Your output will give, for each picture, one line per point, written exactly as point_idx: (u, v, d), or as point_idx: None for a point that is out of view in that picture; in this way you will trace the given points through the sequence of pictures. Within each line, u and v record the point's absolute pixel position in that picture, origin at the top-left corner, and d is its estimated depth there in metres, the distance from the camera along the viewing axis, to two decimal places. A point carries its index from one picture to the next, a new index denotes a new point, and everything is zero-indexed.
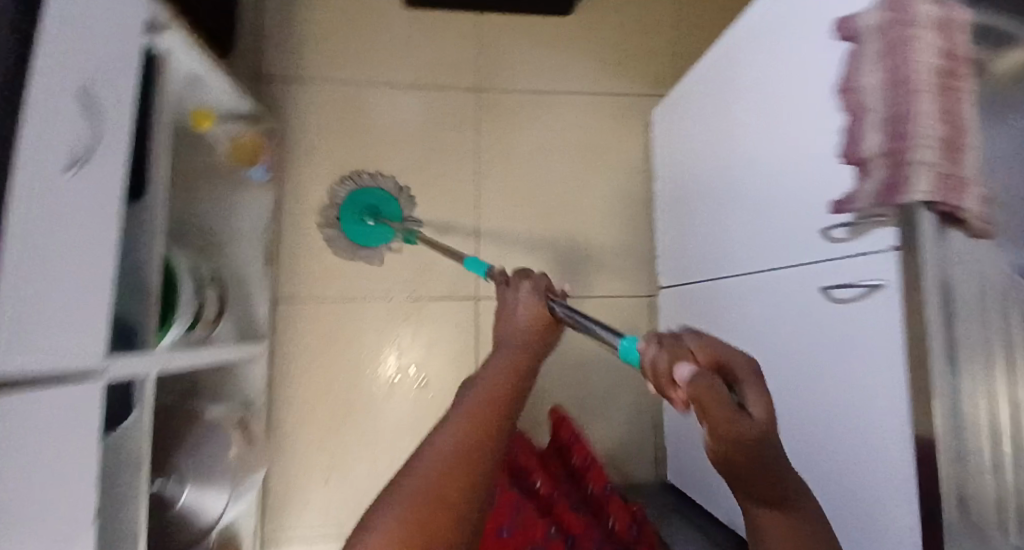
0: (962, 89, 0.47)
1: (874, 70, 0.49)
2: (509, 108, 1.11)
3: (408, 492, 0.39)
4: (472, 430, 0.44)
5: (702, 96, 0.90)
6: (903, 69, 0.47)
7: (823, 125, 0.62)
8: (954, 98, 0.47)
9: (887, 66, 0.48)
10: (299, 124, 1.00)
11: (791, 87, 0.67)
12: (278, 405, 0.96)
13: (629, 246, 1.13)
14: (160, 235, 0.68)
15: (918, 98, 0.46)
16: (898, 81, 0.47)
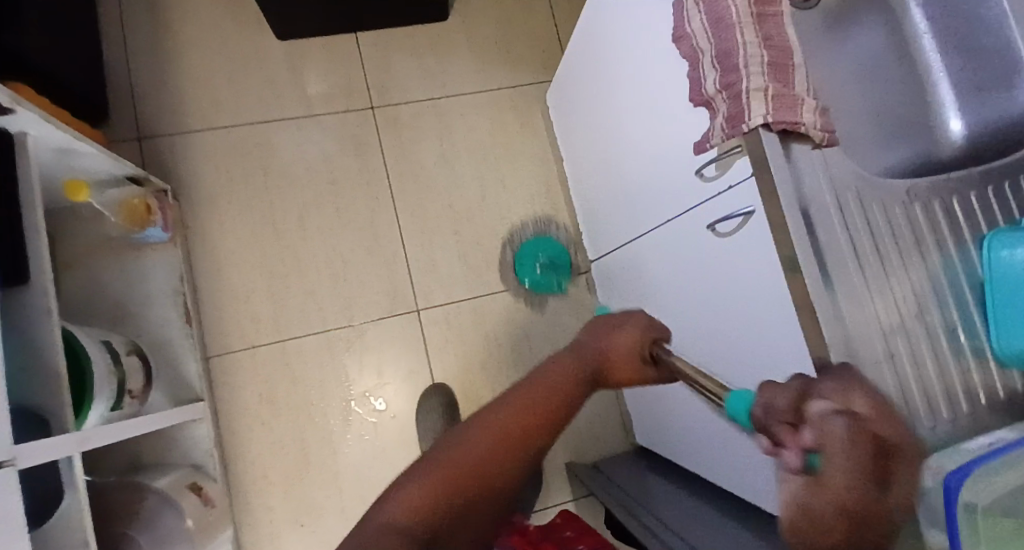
0: (780, 16, 0.49)
1: (697, 15, 0.50)
2: (408, 120, 1.12)
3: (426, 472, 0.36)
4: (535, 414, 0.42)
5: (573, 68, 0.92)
6: (720, 8, 0.48)
7: (665, 72, 0.62)
8: (774, 25, 0.48)
9: (706, 8, 0.49)
10: (199, 180, 1.01)
11: (630, 43, 0.67)
12: (232, 459, 0.95)
13: (555, 228, 1.14)
14: (51, 318, 0.62)
15: (736, 31, 0.47)
16: (719, 18, 0.48)
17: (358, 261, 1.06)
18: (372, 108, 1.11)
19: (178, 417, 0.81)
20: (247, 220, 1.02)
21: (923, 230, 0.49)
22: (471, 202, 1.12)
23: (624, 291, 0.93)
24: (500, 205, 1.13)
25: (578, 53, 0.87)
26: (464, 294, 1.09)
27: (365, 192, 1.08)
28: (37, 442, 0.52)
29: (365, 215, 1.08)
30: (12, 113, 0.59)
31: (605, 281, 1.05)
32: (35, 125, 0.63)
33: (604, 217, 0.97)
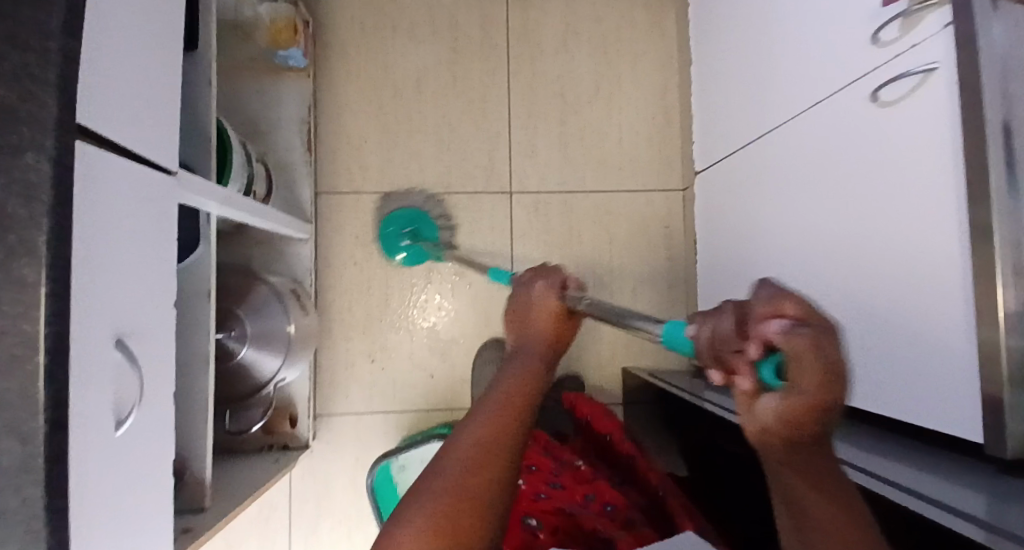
0: None
1: None
2: (536, 1, 1.10)
3: (436, 488, 0.37)
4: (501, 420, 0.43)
5: None
6: None
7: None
8: None
9: None
10: (332, 25, 1.06)
11: None
12: (324, 288, 1.03)
13: (661, 138, 1.11)
14: (211, 89, 0.68)
15: None
16: None
17: (464, 132, 1.08)
18: None
19: (284, 224, 0.88)
20: (366, 71, 1.06)
21: None
22: (582, 96, 1.10)
23: (732, 201, 0.90)
24: (610, 105, 1.11)
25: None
26: (557, 186, 1.09)
27: (481, 67, 1.09)
28: (192, 176, 0.61)
29: (476, 88, 1.09)
30: None
31: (705, 198, 1.01)
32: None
33: (724, 122, 0.92)
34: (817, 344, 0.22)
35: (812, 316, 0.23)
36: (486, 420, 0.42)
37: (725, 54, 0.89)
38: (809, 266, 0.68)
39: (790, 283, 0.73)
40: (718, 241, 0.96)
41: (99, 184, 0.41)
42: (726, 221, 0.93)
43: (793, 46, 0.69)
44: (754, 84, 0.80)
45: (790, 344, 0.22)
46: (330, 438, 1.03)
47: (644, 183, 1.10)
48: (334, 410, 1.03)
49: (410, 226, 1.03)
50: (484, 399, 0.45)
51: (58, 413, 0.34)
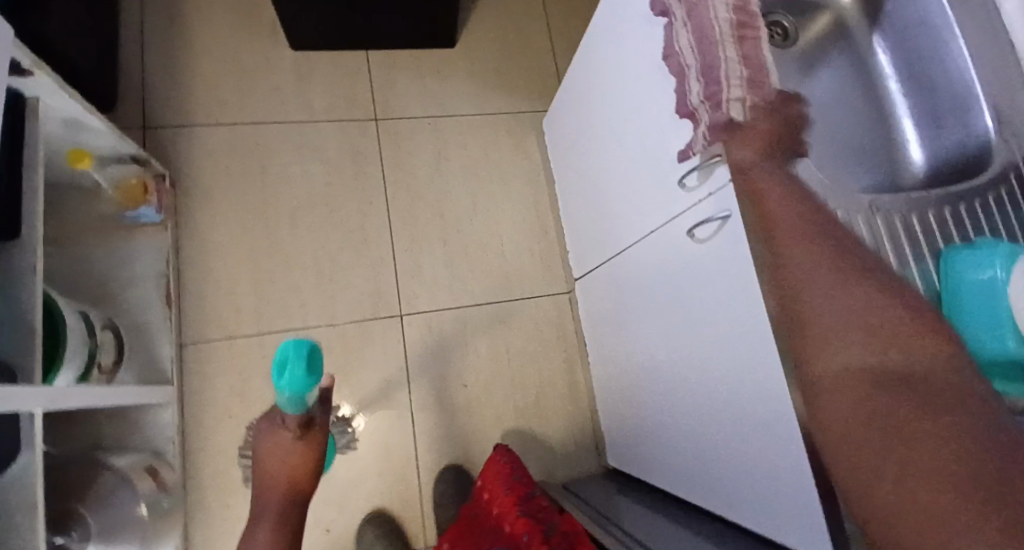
0: (757, 36, 0.50)
1: (684, 33, 0.53)
2: (405, 132, 1.16)
3: None
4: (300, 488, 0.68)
5: (568, 94, 0.97)
6: (705, 26, 0.50)
7: (652, 86, 0.65)
8: (752, 44, 0.50)
9: (693, 27, 0.52)
10: (192, 170, 1.03)
11: (620, 68, 0.73)
12: (193, 451, 0.92)
13: (540, 247, 1.18)
14: (33, 275, 0.61)
15: (720, 48, 0.49)
16: (703, 34, 0.50)
17: (344, 261, 1.07)
18: (374, 118, 1.15)
19: (138, 395, 0.79)
20: (233, 212, 1.03)
21: (897, 238, 0.53)
22: (461, 215, 1.15)
23: (607, 306, 0.95)
24: (488, 221, 1.16)
25: (575, 82, 0.93)
26: (447, 304, 1.10)
27: (356, 196, 1.10)
28: (4, 385, 0.52)
29: (353, 217, 1.09)
30: (29, 76, 0.63)
31: (587, 303, 1.06)
32: (49, 92, 0.67)
33: (589, 237, 0.99)
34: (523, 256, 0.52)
35: None
36: None
37: (580, 176, 0.97)
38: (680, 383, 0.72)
39: (665, 389, 0.77)
40: (602, 345, 1.01)
41: None
42: (606, 324, 0.98)
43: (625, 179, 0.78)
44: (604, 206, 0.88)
45: None
46: None
47: (531, 291, 1.15)
48: None
49: None
50: None
51: None
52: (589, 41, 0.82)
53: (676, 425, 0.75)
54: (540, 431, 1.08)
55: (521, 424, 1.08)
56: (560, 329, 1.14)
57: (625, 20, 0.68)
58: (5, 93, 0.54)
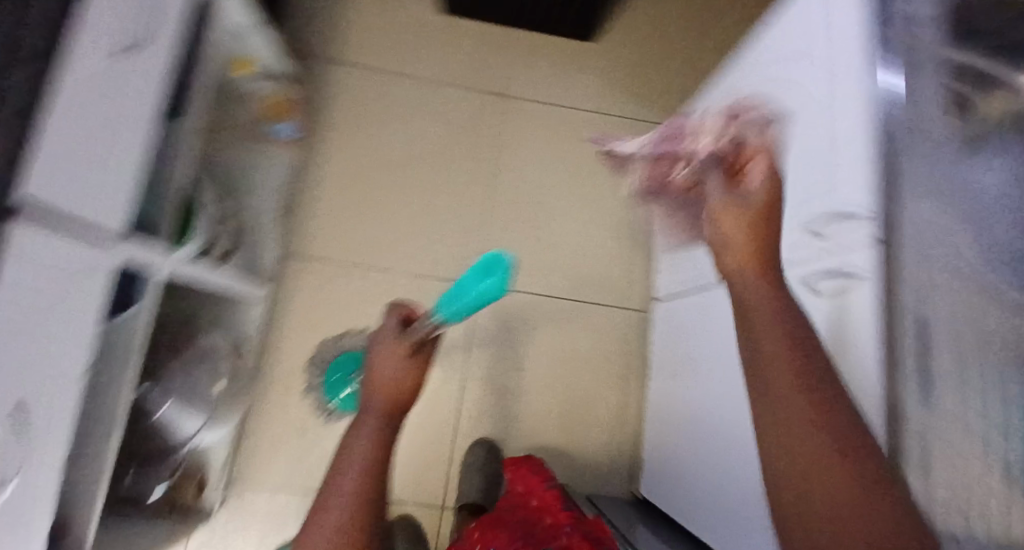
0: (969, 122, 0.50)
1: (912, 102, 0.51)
2: (527, 114, 1.18)
3: None
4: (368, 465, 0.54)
5: (706, 110, 0.92)
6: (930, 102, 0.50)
7: (804, 89, 0.58)
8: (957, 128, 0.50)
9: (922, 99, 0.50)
10: (331, 101, 1.11)
11: (773, 87, 0.65)
12: (267, 351, 1.01)
13: (627, 259, 1.16)
14: (183, 156, 0.69)
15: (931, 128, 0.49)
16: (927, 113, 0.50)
17: (439, 220, 1.11)
18: (498, 94, 1.18)
19: (235, 283, 0.87)
20: (355, 148, 1.10)
21: None
22: (559, 206, 1.16)
23: (683, 335, 0.91)
24: (584, 220, 1.16)
25: (723, 89, 0.84)
26: (520, 289, 1.11)
27: (466, 162, 1.14)
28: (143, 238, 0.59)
29: (458, 182, 1.13)
30: None
31: (669, 314, 1.00)
32: None
33: (690, 247, 0.93)
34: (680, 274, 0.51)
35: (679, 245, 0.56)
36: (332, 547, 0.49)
37: None
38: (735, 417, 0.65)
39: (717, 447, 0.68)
40: (668, 361, 0.95)
41: (13, 261, 0.41)
42: (677, 354, 0.93)
43: None
44: (712, 233, 0.82)
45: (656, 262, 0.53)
46: (236, 515, 0.97)
47: (606, 299, 1.13)
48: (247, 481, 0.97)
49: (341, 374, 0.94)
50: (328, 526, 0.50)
51: None
52: (747, 56, 0.75)
53: (717, 480, 0.67)
54: (577, 437, 1.07)
55: (561, 424, 1.07)
56: (624, 345, 1.12)
57: (798, 37, 0.61)
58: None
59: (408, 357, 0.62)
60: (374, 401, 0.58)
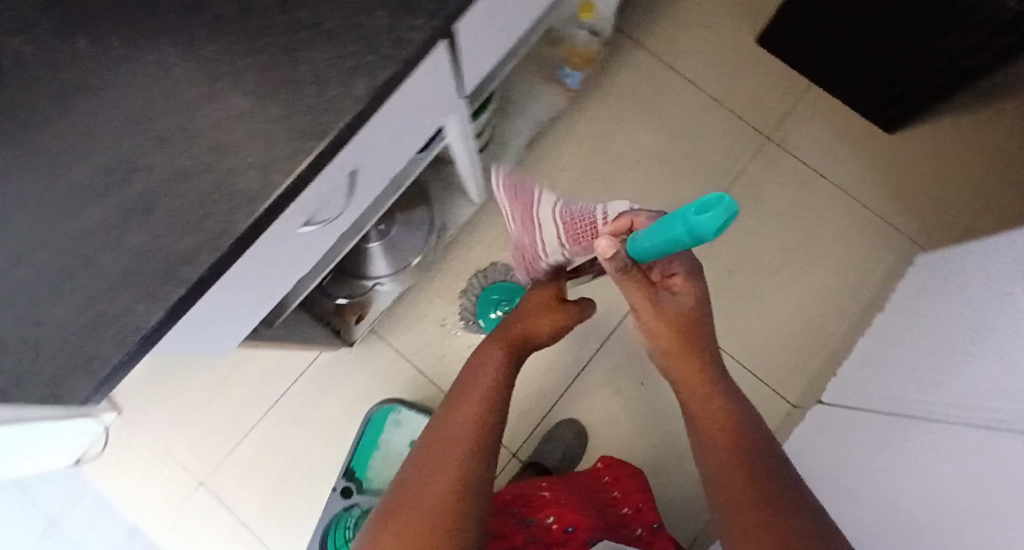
0: None
1: None
2: (781, 165, 1.14)
3: (403, 490, 0.51)
4: (446, 462, 0.52)
5: (993, 251, 0.83)
6: None
7: None
8: None
9: None
10: (614, 70, 1.17)
11: None
12: (455, 246, 1.15)
13: (800, 347, 1.09)
14: (513, 59, 0.79)
15: None
16: None
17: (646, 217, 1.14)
18: (766, 137, 1.15)
19: (474, 176, 0.98)
20: (610, 120, 1.16)
21: None
22: (764, 262, 1.12)
23: (847, 450, 0.85)
24: (780, 287, 1.11)
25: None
26: None
27: (698, 180, 1.15)
28: (464, 102, 0.71)
29: (682, 193, 1.15)
30: None
31: (842, 414, 0.94)
32: None
33: (908, 364, 0.86)
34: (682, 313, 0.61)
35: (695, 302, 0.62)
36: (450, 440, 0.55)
37: (934, 329, 0.85)
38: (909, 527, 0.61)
39: None
40: (829, 458, 0.89)
41: (429, 69, 0.52)
42: (833, 464, 0.87)
43: (989, 357, 0.65)
44: (939, 368, 0.76)
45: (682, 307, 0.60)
46: (365, 355, 1.12)
47: (759, 370, 1.09)
48: (387, 334, 1.13)
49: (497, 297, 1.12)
50: (438, 427, 0.58)
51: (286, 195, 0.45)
52: None
53: None
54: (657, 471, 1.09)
55: (642, 445, 1.10)
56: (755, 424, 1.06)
57: None
58: None
59: (501, 385, 0.62)
60: (465, 409, 0.58)
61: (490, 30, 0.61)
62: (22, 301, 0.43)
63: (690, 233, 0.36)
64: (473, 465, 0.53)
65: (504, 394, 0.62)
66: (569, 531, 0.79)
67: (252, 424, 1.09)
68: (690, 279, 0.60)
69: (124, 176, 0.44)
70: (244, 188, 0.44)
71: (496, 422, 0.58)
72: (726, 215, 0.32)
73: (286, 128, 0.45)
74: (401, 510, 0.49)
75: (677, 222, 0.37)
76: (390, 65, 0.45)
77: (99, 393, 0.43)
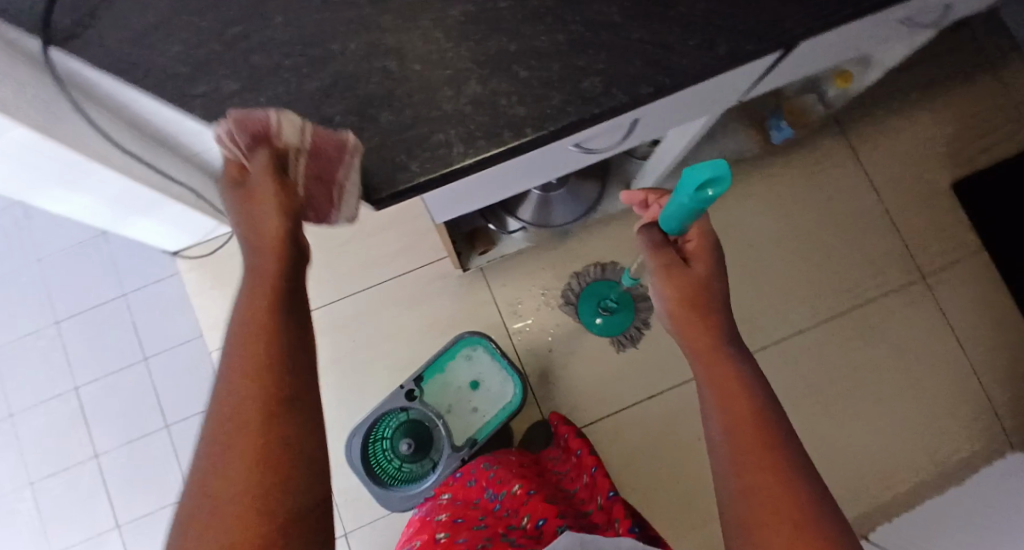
0: None
1: None
2: (919, 304, 1.14)
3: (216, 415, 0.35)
4: (243, 416, 0.35)
5: None
6: None
7: None
8: None
9: None
10: (807, 147, 1.19)
11: None
12: (590, 231, 1.17)
13: (866, 478, 1.08)
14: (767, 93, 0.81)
15: None
16: None
17: (774, 291, 1.15)
18: (919, 274, 1.15)
19: (652, 178, 1.01)
20: (783, 189, 1.18)
21: None
22: (862, 384, 1.12)
23: None
24: (869, 416, 1.11)
25: None
26: None
27: (837, 280, 1.15)
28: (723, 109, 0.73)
29: (818, 285, 1.15)
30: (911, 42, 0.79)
31: None
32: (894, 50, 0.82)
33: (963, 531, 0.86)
34: (699, 279, 0.48)
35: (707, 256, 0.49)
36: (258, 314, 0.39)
37: (1001, 506, 0.86)
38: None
39: None
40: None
41: (759, 64, 0.55)
42: None
43: None
44: (997, 534, 0.78)
45: (699, 274, 0.48)
46: (467, 286, 1.16)
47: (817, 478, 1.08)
48: (493, 278, 1.16)
49: (603, 295, 1.14)
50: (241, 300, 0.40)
51: (619, 108, 0.47)
52: None
53: None
54: (677, 527, 1.08)
55: (672, 492, 1.10)
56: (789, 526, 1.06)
57: None
58: (915, 31, 0.71)
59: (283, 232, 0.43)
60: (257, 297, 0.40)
61: (801, 61, 0.63)
62: (360, 93, 0.46)
63: (690, 200, 0.40)
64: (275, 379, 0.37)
65: (291, 285, 0.43)
66: (542, 525, 0.62)
67: (346, 294, 1.15)
68: (708, 250, 0.49)
69: (492, 32, 0.47)
70: (586, 88, 0.46)
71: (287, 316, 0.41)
72: (713, 176, 0.38)
73: (644, 52, 0.47)
74: (209, 454, 0.34)
75: (679, 196, 0.40)
76: (756, 44, 0.47)
77: (387, 199, 0.46)
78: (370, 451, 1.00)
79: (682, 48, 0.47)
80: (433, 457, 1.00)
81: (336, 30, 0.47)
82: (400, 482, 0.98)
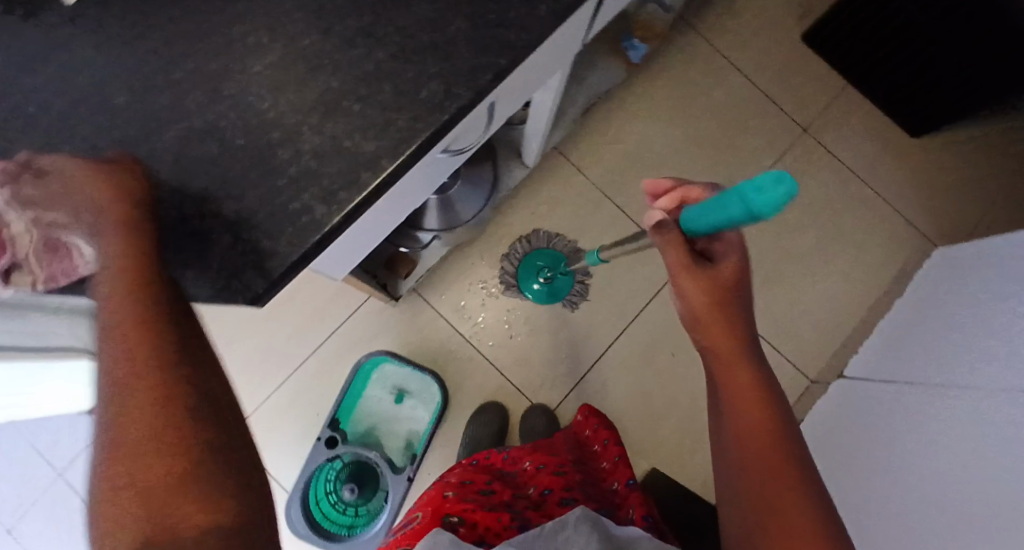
0: None
1: None
2: (812, 158, 1.22)
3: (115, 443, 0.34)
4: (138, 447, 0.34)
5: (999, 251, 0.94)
6: None
7: None
8: None
9: None
10: (667, 53, 1.21)
11: None
12: (505, 209, 1.16)
13: (827, 328, 1.16)
14: None
15: None
16: None
17: None
18: (804, 131, 1.22)
19: (538, 141, 1.01)
20: (660, 100, 1.21)
21: None
22: (793, 248, 1.19)
23: (860, 418, 0.95)
24: (810, 274, 1.18)
25: None
26: None
27: (738, 164, 1.20)
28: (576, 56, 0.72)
29: (724, 175, 1.20)
30: None
31: (855, 394, 1.02)
32: None
33: (911, 357, 0.94)
34: (719, 282, 0.46)
35: (730, 252, 0.47)
36: (132, 327, 0.35)
37: (938, 315, 0.96)
38: (920, 490, 0.71)
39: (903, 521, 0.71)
40: (832, 445, 0.98)
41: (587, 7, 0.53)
42: (846, 431, 0.97)
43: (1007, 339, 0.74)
44: (948, 345, 0.86)
45: (721, 274, 0.46)
46: (407, 311, 1.12)
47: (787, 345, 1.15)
48: (428, 294, 1.13)
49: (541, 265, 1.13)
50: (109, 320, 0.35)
51: (468, 105, 0.44)
52: None
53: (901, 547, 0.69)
54: (688, 443, 1.13)
55: (673, 414, 1.14)
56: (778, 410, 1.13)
57: None
58: None
59: None
60: (129, 314, 0.35)
61: None
62: (191, 193, 0.41)
63: (749, 215, 0.36)
64: (171, 378, 0.35)
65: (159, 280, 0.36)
66: (548, 493, 0.64)
67: (291, 369, 1.08)
68: (733, 249, 0.47)
69: (307, 76, 0.43)
70: (427, 97, 0.43)
71: (171, 303, 0.37)
72: (786, 198, 0.33)
73: (470, 39, 0.44)
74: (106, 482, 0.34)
75: (733, 209, 0.36)
76: None
77: (267, 293, 0.41)
78: (315, 513, 1.03)
79: (507, 21, 0.45)
80: (383, 487, 1.05)
81: (137, 133, 0.42)
82: (363, 523, 1.03)
